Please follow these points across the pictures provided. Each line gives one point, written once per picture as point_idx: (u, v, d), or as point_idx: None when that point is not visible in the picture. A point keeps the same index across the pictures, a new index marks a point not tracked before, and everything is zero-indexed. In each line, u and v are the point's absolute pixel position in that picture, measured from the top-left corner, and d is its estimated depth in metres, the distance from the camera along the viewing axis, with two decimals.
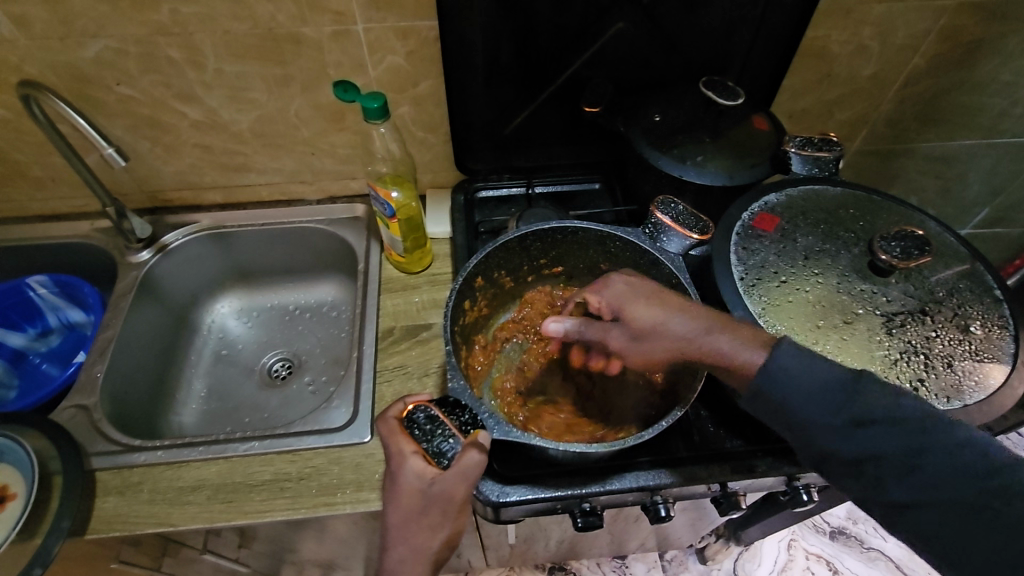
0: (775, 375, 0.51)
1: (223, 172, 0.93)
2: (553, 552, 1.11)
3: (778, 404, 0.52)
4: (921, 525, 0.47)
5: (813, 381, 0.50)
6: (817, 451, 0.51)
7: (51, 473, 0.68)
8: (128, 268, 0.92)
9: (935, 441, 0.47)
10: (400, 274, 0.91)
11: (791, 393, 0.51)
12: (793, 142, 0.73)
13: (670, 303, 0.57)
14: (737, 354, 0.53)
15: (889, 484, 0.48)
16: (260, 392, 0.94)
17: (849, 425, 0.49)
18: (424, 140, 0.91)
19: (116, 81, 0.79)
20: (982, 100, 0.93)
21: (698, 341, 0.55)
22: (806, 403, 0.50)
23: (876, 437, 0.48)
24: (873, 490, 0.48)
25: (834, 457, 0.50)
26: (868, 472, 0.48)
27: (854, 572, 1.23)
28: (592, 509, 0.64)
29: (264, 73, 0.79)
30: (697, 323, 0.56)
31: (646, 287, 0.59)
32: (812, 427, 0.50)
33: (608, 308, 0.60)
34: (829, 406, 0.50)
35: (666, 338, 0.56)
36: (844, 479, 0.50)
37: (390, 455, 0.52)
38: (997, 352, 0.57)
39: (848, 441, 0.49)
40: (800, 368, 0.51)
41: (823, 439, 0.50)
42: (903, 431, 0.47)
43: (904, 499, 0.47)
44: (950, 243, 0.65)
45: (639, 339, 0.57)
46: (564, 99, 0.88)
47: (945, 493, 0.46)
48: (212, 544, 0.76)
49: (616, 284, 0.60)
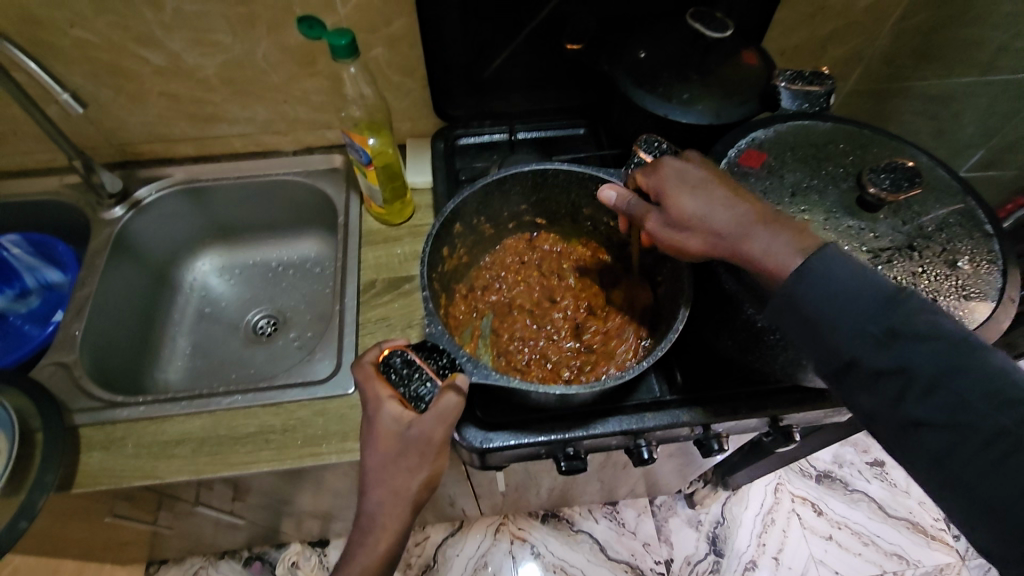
0: (812, 280, 0.48)
1: (193, 123, 0.90)
2: (545, 499, 1.14)
3: (808, 311, 0.48)
4: (932, 449, 0.43)
5: (852, 288, 0.46)
6: (837, 362, 0.47)
7: (32, 430, 0.68)
8: (102, 225, 0.90)
9: (968, 363, 0.42)
10: (382, 226, 0.89)
11: (826, 299, 0.47)
12: (783, 76, 0.70)
13: (719, 192, 0.54)
14: (770, 258, 0.50)
15: (909, 401, 0.44)
16: (246, 349, 0.93)
17: (882, 335, 0.45)
18: (401, 85, 0.87)
19: (69, 24, 0.74)
20: (982, 32, 0.89)
21: (735, 238, 0.52)
22: (836, 310, 0.47)
23: (910, 350, 0.44)
24: (886, 407, 0.45)
25: (855, 369, 0.46)
26: (889, 386, 0.44)
27: (838, 513, 1.27)
28: (576, 454, 0.64)
29: (226, 12, 0.75)
30: (737, 219, 0.53)
31: (697, 174, 0.56)
32: (840, 336, 0.46)
33: (655, 190, 0.58)
34: (865, 315, 0.46)
35: (703, 230, 0.54)
36: (860, 394, 0.46)
37: (367, 400, 0.52)
38: (984, 288, 0.56)
39: (876, 351, 0.45)
40: (844, 276, 0.47)
41: (849, 349, 0.46)
42: (940, 349, 0.43)
43: (921, 417, 0.43)
44: (942, 177, 0.63)
45: (676, 226, 0.56)
46: (546, 37, 0.84)
47: (970, 416, 0.41)
48: (204, 497, 0.77)
49: (667, 167, 0.57)
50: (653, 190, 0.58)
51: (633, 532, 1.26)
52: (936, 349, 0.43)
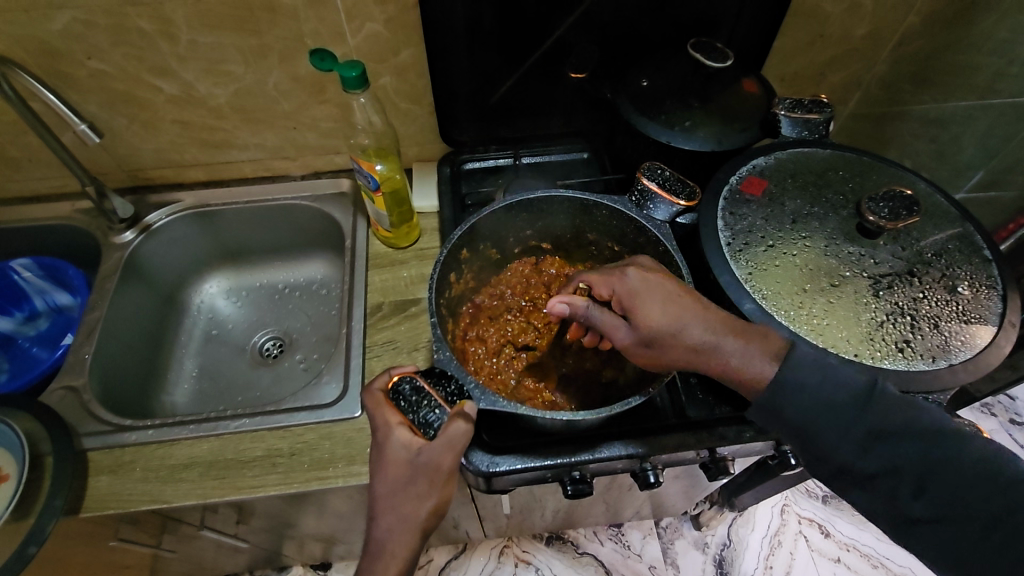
0: (787, 389, 0.52)
1: (204, 149, 0.91)
2: (549, 521, 1.13)
3: (797, 423, 0.52)
4: (936, 537, 0.49)
5: (830, 395, 0.51)
6: (831, 466, 0.52)
7: (41, 454, 0.68)
8: (112, 248, 0.91)
9: (945, 452, 0.49)
10: (388, 249, 0.90)
11: (808, 410, 0.51)
12: (783, 104, 0.71)
13: (687, 305, 0.55)
14: (748, 367, 0.53)
15: (906, 497, 0.50)
16: (253, 370, 0.94)
17: (869, 438, 0.50)
18: (408, 111, 0.89)
19: (87, 55, 0.76)
20: (978, 58, 0.91)
21: (711, 351, 0.54)
22: (823, 419, 0.51)
23: (896, 451, 0.49)
24: (888, 503, 0.50)
25: (849, 471, 0.51)
26: (886, 485, 0.50)
27: (846, 535, 1.25)
28: (582, 477, 0.64)
29: (239, 44, 0.77)
30: (708, 329, 0.54)
31: (664, 284, 0.56)
32: (832, 444, 0.51)
33: (621, 301, 0.57)
34: (849, 422, 0.51)
35: (680, 345, 0.54)
36: (859, 492, 0.52)
37: (376, 426, 0.53)
38: (984, 313, 0.56)
39: (866, 454, 0.50)
40: (819, 381, 0.51)
41: (843, 454, 0.51)
42: (920, 444, 0.49)
43: (921, 511, 0.49)
44: (940, 203, 0.64)
45: (653, 341, 0.55)
46: (550, 65, 0.86)
47: (964, 504, 0.48)
48: (209, 521, 0.77)
49: (629, 278, 0.57)
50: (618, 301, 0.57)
51: (639, 554, 1.24)
52: (917, 446, 0.49)
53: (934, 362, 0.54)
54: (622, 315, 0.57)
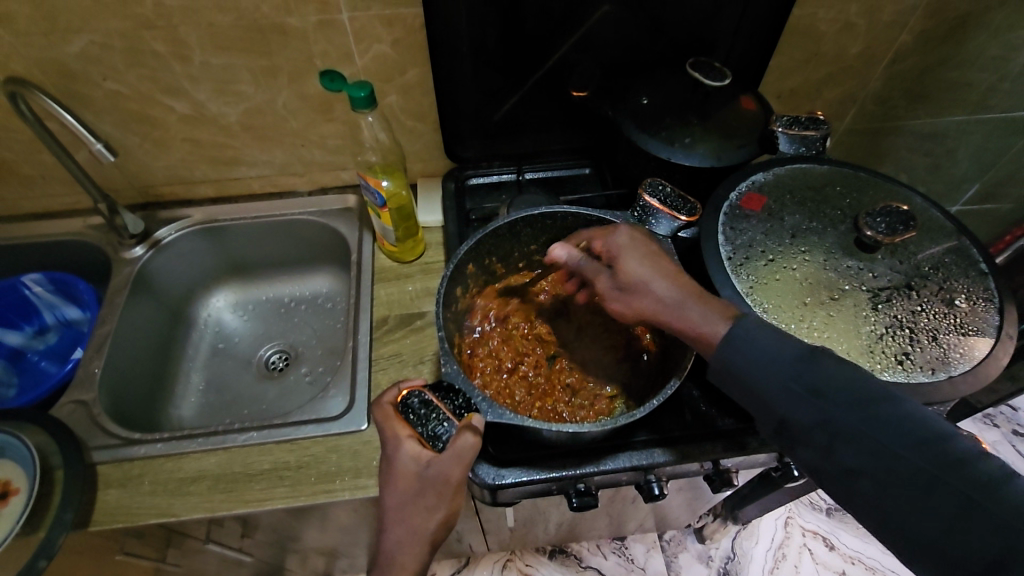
0: (737, 344, 0.53)
1: (213, 166, 0.93)
2: (553, 534, 1.13)
3: (739, 374, 0.53)
4: (866, 494, 0.46)
5: (774, 350, 0.52)
6: (773, 418, 0.52)
7: (52, 468, 0.69)
8: (122, 264, 0.93)
9: (880, 409, 0.46)
10: (393, 263, 0.92)
11: (753, 361, 0.52)
12: (780, 121, 0.73)
13: (662, 266, 0.59)
14: (702, 325, 0.55)
15: (838, 450, 0.47)
16: (259, 384, 0.95)
17: (806, 391, 0.49)
18: (414, 129, 0.91)
19: (102, 77, 0.78)
20: (970, 75, 0.93)
21: (673, 308, 0.57)
22: (764, 371, 0.52)
23: (829, 403, 0.48)
24: (820, 457, 0.48)
25: (789, 424, 0.50)
26: (819, 437, 0.48)
27: (851, 548, 1.25)
28: (587, 489, 0.65)
29: (250, 65, 0.79)
30: (676, 289, 0.58)
31: (647, 244, 0.61)
32: (772, 395, 0.51)
33: (606, 253, 0.62)
34: (788, 373, 0.51)
35: (645, 297, 0.59)
36: (796, 446, 0.50)
37: (386, 439, 0.53)
38: (982, 325, 0.57)
39: (803, 406, 0.49)
40: (763, 339, 0.53)
41: (781, 406, 0.51)
42: (853, 398, 0.47)
43: (851, 465, 0.46)
44: (936, 218, 0.66)
45: (623, 291, 0.60)
46: (553, 83, 0.88)
47: (894, 460, 0.45)
48: (215, 534, 0.77)
49: (620, 234, 0.62)
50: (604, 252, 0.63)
51: (643, 568, 1.24)
52: (854, 401, 0.47)
53: (933, 374, 0.55)
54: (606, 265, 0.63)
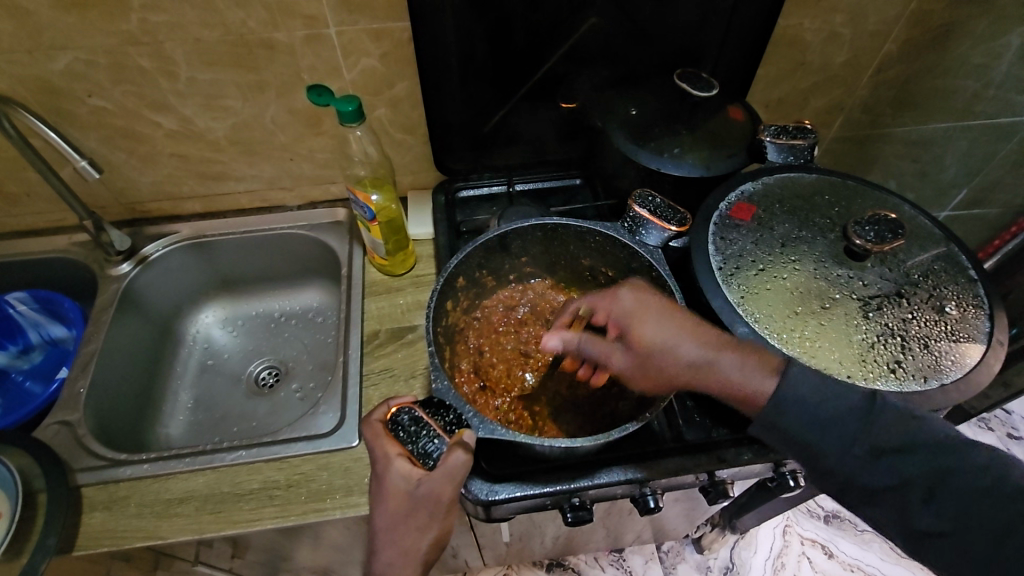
0: (791, 403, 0.52)
1: (202, 181, 0.93)
2: (549, 548, 1.11)
3: (802, 441, 0.53)
4: (941, 543, 0.50)
5: (834, 412, 0.52)
6: (837, 481, 0.53)
7: (35, 491, 0.68)
8: (108, 280, 0.91)
9: (944, 463, 0.50)
10: (384, 276, 0.91)
11: (817, 429, 0.53)
12: (768, 131, 0.73)
13: (680, 324, 0.57)
14: (745, 383, 0.53)
15: (911, 510, 0.50)
16: (248, 401, 0.94)
17: (870, 454, 0.51)
18: (403, 142, 0.91)
19: (88, 93, 0.78)
20: (954, 82, 0.94)
21: (705, 365, 0.55)
22: (825, 435, 0.52)
23: (896, 463, 0.51)
24: (895, 515, 0.51)
25: (855, 486, 0.52)
26: (891, 498, 0.51)
27: (849, 556, 1.24)
28: (582, 504, 0.64)
29: (238, 80, 0.79)
30: (701, 345, 0.56)
31: (657, 302, 0.59)
32: (838, 460, 0.52)
33: (617, 326, 0.61)
34: (852, 434, 0.52)
35: (671, 359, 0.56)
36: (864, 506, 0.52)
37: (375, 458, 0.53)
38: (973, 332, 0.58)
39: (869, 468, 0.51)
40: (819, 396, 0.52)
41: (849, 470, 0.52)
42: (918, 455, 0.50)
43: (926, 522, 0.50)
44: (924, 225, 0.66)
45: (646, 359, 0.58)
46: (541, 95, 0.88)
47: (965, 510, 0.49)
48: (204, 556, 0.76)
49: (623, 297, 0.61)
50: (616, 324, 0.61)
51: None
52: (920, 459, 0.50)
53: (926, 381, 0.55)
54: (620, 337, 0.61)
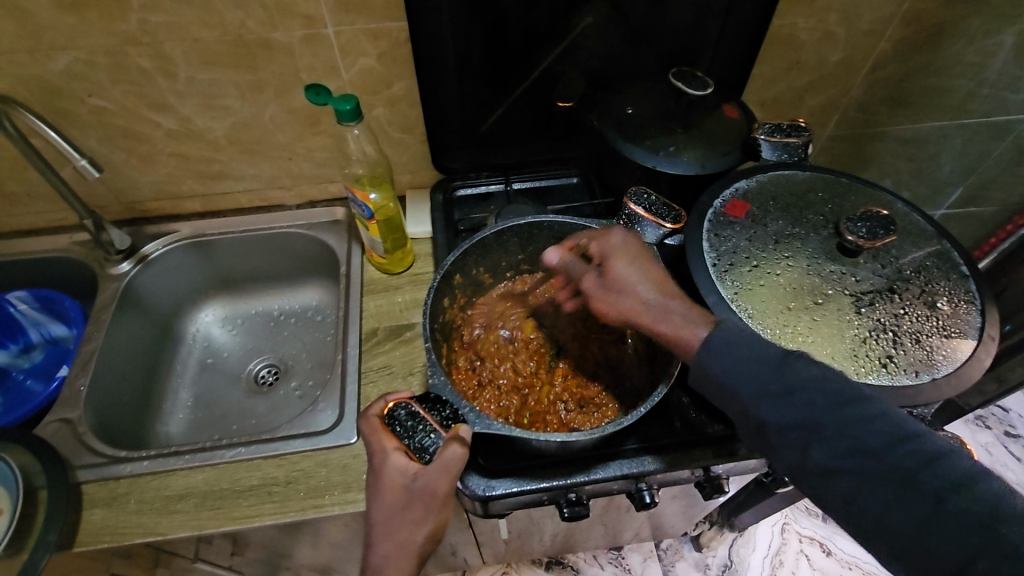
0: (715, 345, 0.52)
1: (201, 180, 0.93)
2: (548, 546, 1.12)
3: (716, 375, 0.52)
4: (842, 493, 0.45)
5: (751, 351, 0.51)
6: (750, 422, 0.50)
7: (36, 488, 0.68)
8: (109, 280, 0.92)
9: (852, 410, 0.46)
10: (382, 275, 0.92)
11: (730, 366, 0.51)
12: (763, 129, 0.74)
13: (648, 270, 0.59)
14: (680, 328, 0.55)
15: (814, 452, 0.46)
16: (248, 399, 0.94)
17: (779, 392, 0.49)
18: (401, 141, 0.91)
19: (88, 93, 0.78)
20: (948, 81, 0.95)
21: (657, 307, 0.56)
22: (739, 372, 0.51)
23: (803, 404, 0.47)
24: (798, 458, 0.47)
25: (766, 428, 0.49)
26: (796, 439, 0.47)
27: (848, 554, 1.25)
28: (578, 499, 0.65)
29: (237, 80, 0.79)
30: (660, 293, 0.58)
31: (638, 249, 0.61)
32: (747, 396, 0.50)
33: (598, 256, 0.62)
34: (765, 373, 0.50)
35: (630, 295, 0.58)
36: (772, 449, 0.49)
37: (372, 452, 0.53)
38: (964, 327, 0.58)
39: (777, 408, 0.48)
40: (739, 340, 0.52)
41: (756, 407, 0.49)
42: (828, 398, 0.47)
43: (827, 465, 0.45)
44: (917, 222, 0.67)
45: (611, 291, 0.59)
46: (539, 94, 0.89)
47: (867, 460, 0.44)
48: (203, 552, 0.76)
49: (614, 237, 0.62)
50: (597, 253, 0.62)
51: None
52: (829, 401, 0.47)
53: (918, 376, 0.55)
54: (594, 268, 0.62)
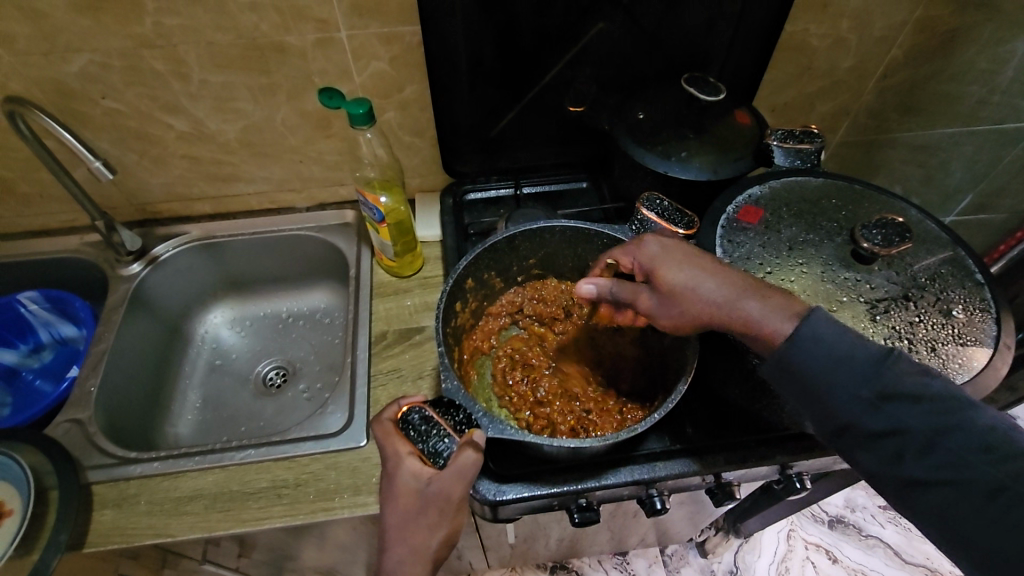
0: (801, 344, 0.50)
1: (212, 183, 0.94)
2: (553, 550, 1.12)
3: (803, 375, 0.51)
4: (934, 504, 0.45)
5: (844, 353, 0.49)
6: (835, 423, 0.50)
7: (47, 488, 0.68)
8: (119, 281, 0.92)
9: (953, 422, 0.45)
10: (391, 278, 0.92)
11: (818, 368, 0.50)
12: (775, 135, 0.74)
13: (705, 265, 0.57)
14: (765, 322, 0.53)
15: (906, 462, 0.46)
16: (256, 401, 0.94)
17: (873, 399, 0.47)
18: (412, 144, 0.92)
19: (102, 95, 0.79)
20: (960, 88, 0.94)
21: (730, 305, 0.55)
22: (830, 374, 0.49)
23: (900, 412, 0.46)
24: (886, 464, 0.47)
25: (852, 430, 0.49)
26: (887, 445, 0.47)
27: (854, 561, 1.24)
28: (589, 505, 0.65)
29: (249, 83, 0.80)
30: (727, 286, 0.55)
31: (682, 247, 0.59)
32: (835, 400, 0.49)
33: (640, 269, 0.61)
34: (857, 377, 0.48)
35: (698, 297, 0.56)
36: (858, 451, 0.49)
37: (385, 457, 0.53)
38: (980, 335, 0.58)
39: (869, 414, 0.48)
40: (832, 340, 0.50)
41: (845, 411, 0.49)
42: (926, 407, 0.46)
43: (920, 475, 0.45)
44: (931, 229, 0.66)
45: (671, 301, 0.58)
46: (549, 99, 0.89)
47: (966, 475, 0.43)
48: (211, 554, 0.76)
49: (649, 245, 0.60)
50: (638, 268, 0.61)
51: None
52: (928, 411, 0.46)
53: None
54: (642, 283, 0.61)
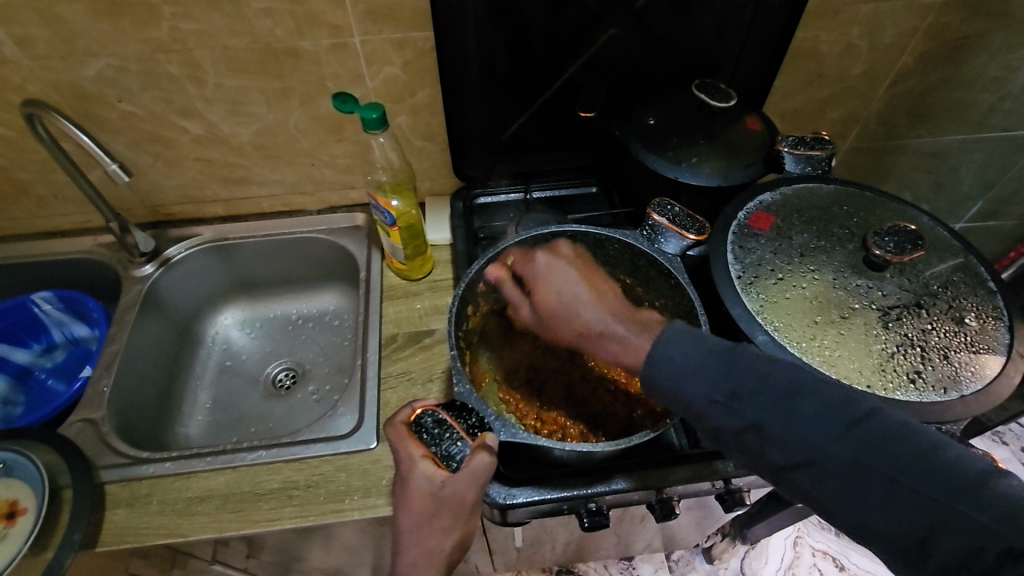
0: (659, 356, 0.52)
1: (225, 185, 0.94)
2: (559, 554, 1.11)
3: (666, 385, 0.51)
4: (809, 489, 0.45)
5: (694, 357, 0.50)
6: (705, 428, 0.50)
7: (60, 487, 0.69)
8: (132, 282, 0.93)
9: (799, 405, 0.46)
10: (402, 281, 0.92)
11: (676, 372, 0.50)
12: (786, 142, 0.74)
13: (581, 289, 0.60)
14: (625, 351, 0.55)
15: (768, 452, 0.46)
16: (266, 402, 0.95)
17: (728, 396, 0.48)
18: (422, 148, 0.92)
19: (118, 98, 0.80)
20: (970, 95, 0.94)
21: (598, 329, 0.57)
22: (688, 379, 0.50)
23: (750, 407, 0.47)
24: (757, 459, 0.47)
25: (720, 432, 0.49)
26: (748, 441, 0.47)
27: (861, 569, 1.23)
28: (599, 509, 0.65)
29: (263, 87, 0.81)
30: (600, 313, 0.58)
31: (566, 270, 0.62)
32: (698, 406, 0.49)
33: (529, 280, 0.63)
34: (711, 379, 0.49)
35: (572, 317, 0.59)
36: (733, 452, 0.49)
37: (400, 460, 0.54)
38: (993, 343, 0.58)
39: (725, 415, 0.48)
40: (681, 342, 0.51)
41: (707, 414, 0.49)
42: (771, 396, 0.47)
43: (785, 463, 0.46)
44: (943, 236, 0.66)
45: (545, 318, 0.61)
46: (559, 104, 0.89)
47: (823, 455, 0.44)
48: (220, 555, 0.77)
49: (538, 261, 0.63)
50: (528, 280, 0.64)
51: None
52: (777, 401, 0.46)
53: (945, 393, 0.55)
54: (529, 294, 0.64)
